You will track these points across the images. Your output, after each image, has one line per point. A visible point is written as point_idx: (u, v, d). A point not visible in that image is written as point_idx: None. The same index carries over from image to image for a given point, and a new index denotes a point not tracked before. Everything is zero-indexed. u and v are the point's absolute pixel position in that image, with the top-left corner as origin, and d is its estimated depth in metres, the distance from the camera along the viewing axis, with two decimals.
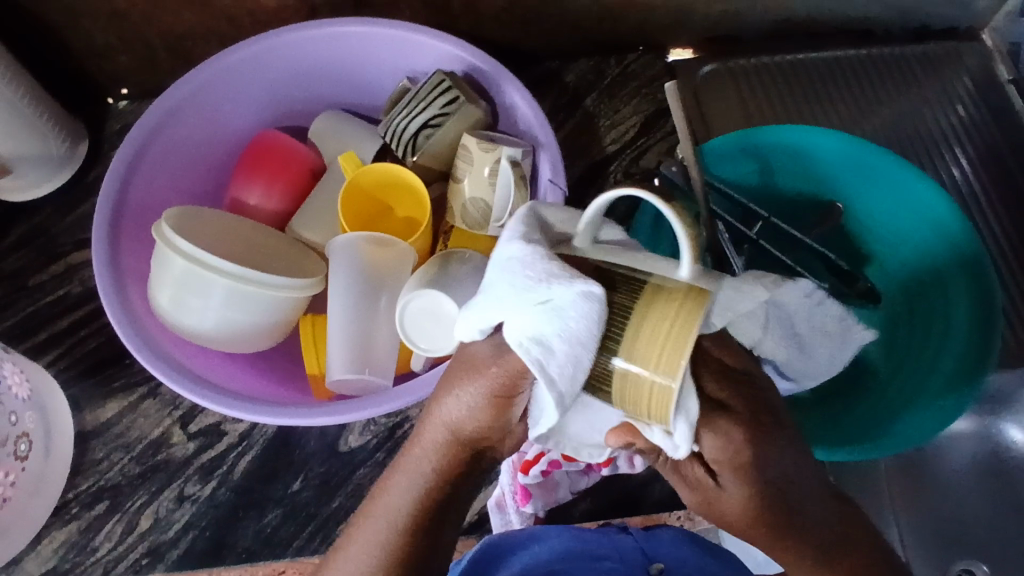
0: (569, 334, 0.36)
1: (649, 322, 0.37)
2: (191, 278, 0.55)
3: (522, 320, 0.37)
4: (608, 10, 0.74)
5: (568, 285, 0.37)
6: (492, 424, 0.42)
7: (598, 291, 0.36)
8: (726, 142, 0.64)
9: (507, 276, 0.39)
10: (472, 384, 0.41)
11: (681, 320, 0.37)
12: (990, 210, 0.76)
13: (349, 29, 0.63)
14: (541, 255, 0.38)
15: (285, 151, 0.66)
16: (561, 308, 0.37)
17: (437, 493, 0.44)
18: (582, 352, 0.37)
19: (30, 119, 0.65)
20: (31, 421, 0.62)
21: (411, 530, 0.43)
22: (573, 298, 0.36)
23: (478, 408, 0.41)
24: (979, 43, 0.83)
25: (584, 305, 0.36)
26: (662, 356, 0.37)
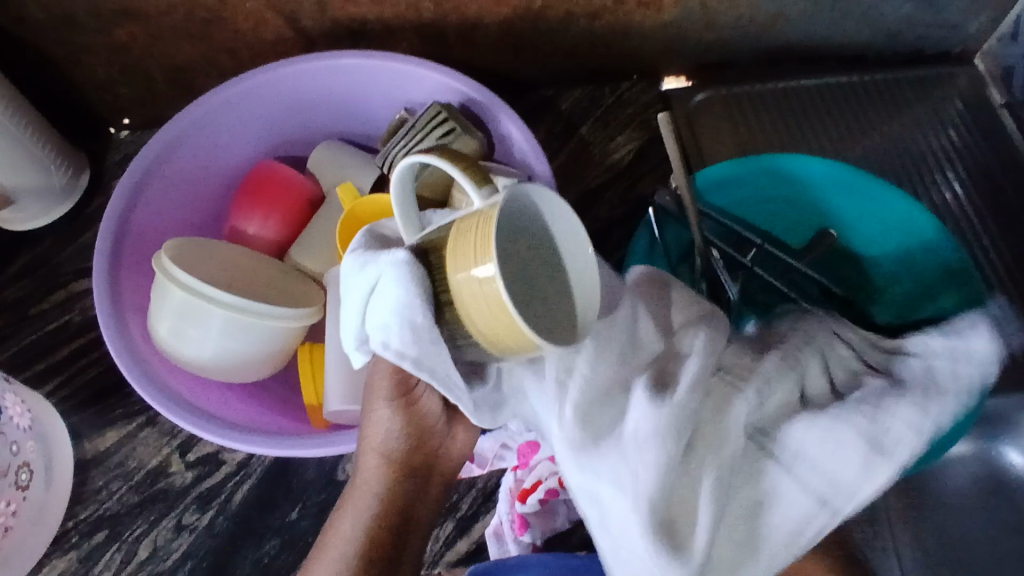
0: (397, 309, 0.42)
1: (458, 242, 0.39)
2: (190, 309, 0.56)
3: (374, 311, 0.43)
4: (601, 39, 0.75)
5: (378, 273, 0.43)
6: (409, 429, 0.48)
7: (402, 254, 0.42)
8: (717, 172, 0.64)
9: (355, 285, 0.45)
10: (380, 394, 0.47)
11: (476, 225, 0.38)
12: (984, 231, 0.77)
13: (346, 61, 0.64)
14: (361, 260, 0.46)
15: (283, 181, 0.66)
16: (383, 293, 0.43)
17: (392, 510, 0.48)
18: (414, 311, 0.41)
19: (33, 151, 0.66)
20: (31, 451, 0.62)
21: (369, 549, 0.47)
22: (385, 278, 0.43)
23: (392, 417, 0.48)
24: (971, 67, 0.83)
25: (396, 274, 0.42)
26: (474, 256, 0.38)
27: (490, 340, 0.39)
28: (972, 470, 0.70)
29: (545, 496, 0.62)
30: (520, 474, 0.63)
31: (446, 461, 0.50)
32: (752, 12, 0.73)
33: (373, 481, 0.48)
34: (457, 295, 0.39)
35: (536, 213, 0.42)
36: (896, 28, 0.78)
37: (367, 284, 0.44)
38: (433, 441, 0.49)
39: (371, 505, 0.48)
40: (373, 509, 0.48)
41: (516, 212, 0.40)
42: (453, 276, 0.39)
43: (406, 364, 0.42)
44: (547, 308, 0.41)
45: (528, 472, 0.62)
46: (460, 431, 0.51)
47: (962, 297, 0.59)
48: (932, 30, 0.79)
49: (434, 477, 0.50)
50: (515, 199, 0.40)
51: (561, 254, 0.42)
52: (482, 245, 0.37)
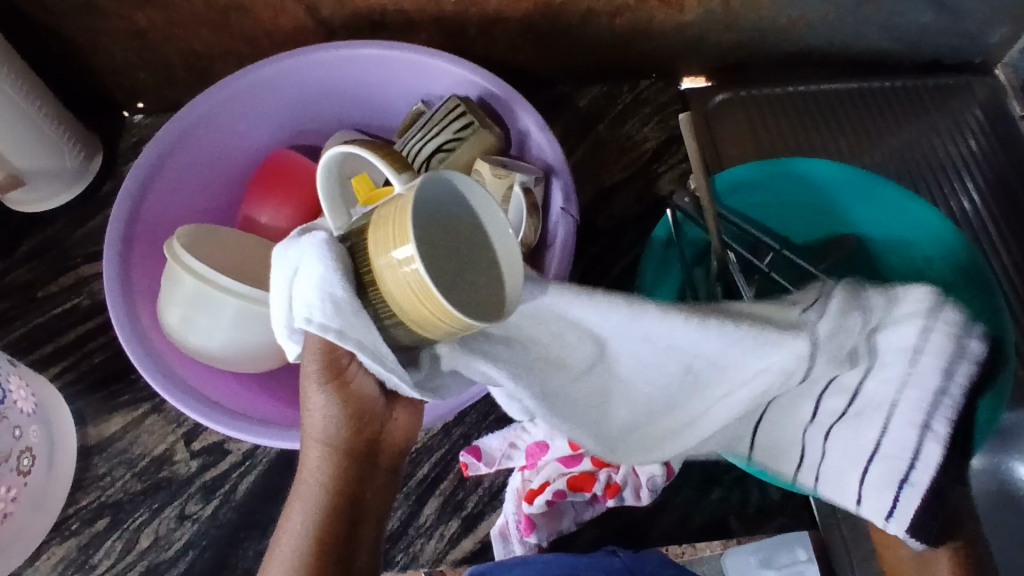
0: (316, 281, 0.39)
1: (378, 227, 0.38)
2: (201, 298, 0.55)
3: (297, 299, 0.40)
4: (623, 37, 0.74)
5: (299, 258, 0.41)
6: (347, 417, 0.42)
7: (321, 236, 0.40)
8: (735, 174, 0.63)
9: (276, 276, 0.42)
10: (309, 373, 0.42)
11: (396, 210, 0.37)
12: (1000, 242, 0.76)
13: (365, 52, 0.63)
14: (281, 249, 0.43)
15: (298, 171, 0.66)
16: (303, 274, 0.40)
17: (335, 506, 0.42)
18: (333, 280, 0.39)
19: (46, 132, 0.65)
20: (35, 436, 0.62)
21: (319, 545, 0.42)
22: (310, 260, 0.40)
23: (329, 401, 0.42)
24: (991, 78, 0.82)
25: (318, 253, 0.40)
26: (392, 239, 0.36)
27: (419, 325, 0.38)
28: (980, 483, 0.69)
29: (553, 498, 0.61)
30: (527, 474, 0.63)
31: (394, 445, 0.44)
32: (774, 15, 0.73)
33: (313, 474, 0.43)
34: (379, 280, 0.38)
35: (459, 194, 0.39)
36: (918, 36, 0.77)
37: (289, 268, 0.41)
38: (377, 427, 0.43)
39: (312, 502, 0.42)
40: (316, 505, 0.42)
41: (441, 200, 0.39)
42: (376, 266, 0.38)
43: (329, 336, 0.39)
44: (473, 283, 0.38)
45: (536, 473, 0.62)
46: (406, 413, 0.45)
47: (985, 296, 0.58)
48: (953, 39, 0.78)
49: (381, 465, 0.44)
50: (443, 186, 0.39)
51: (489, 233, 0.39)
52: (397, 230, 0.36)
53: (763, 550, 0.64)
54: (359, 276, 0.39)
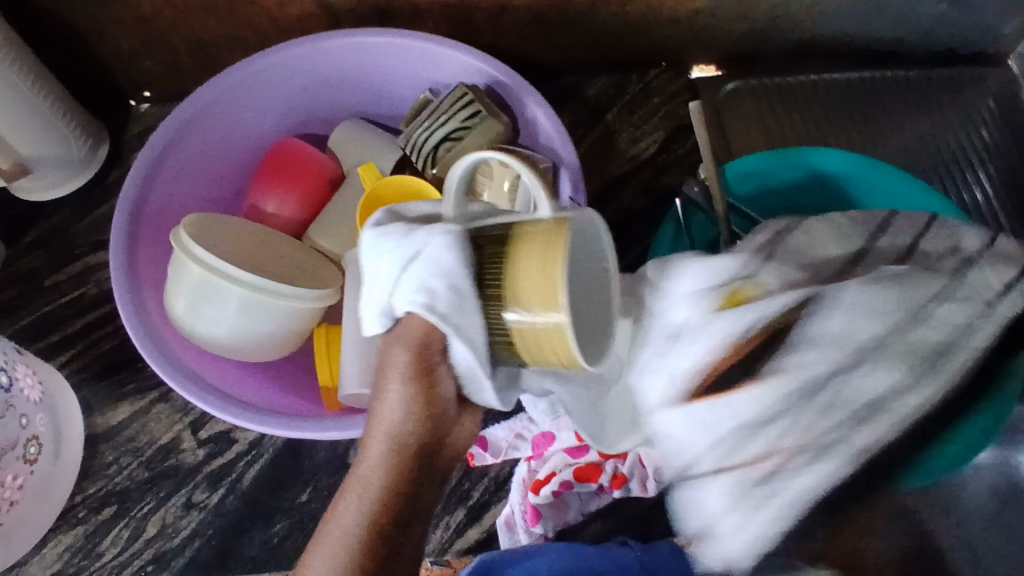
0: (430, 269, 0.42)
1: (521, 261, 0.40)
2: (207, 286, 0.55)
3: (406, 283, 0.43)
4: (632, 26, 0.73)
5: (410, 245, 0.43)
6: (420, 419, 0.43)
7: (448, 227, 0.42)
8: (749, 163, 0.63)
9: (382, 253, 0.44)
10: (393, 368, 0.43)
11: (546, 256, 0.39)
12: (1012, 234, 0.75)
13: (372, 39, 0.63)
14: (384, 233, 0.45)
15: (304, 159, 0.65)
16: (416, 261, 0.42)
17: (389, 505, 0.41)
18: (454, 269, 0.41)
19: (52, 120, 0.65)
20: (41, 424, 0.62)
21: (375, 547, 0.40)
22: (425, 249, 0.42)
23: (410, 400, 0.42)
24: (1004, 68, 0.80)
25: (442, 243, 0.42)
26: (539, 287, 0.39)
27: (534, 357, 0.42)
28: None
29: (559, 489, 0.61)
30: (533, 464, 0.63)
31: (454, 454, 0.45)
32: (785, 4, 0.72)
33: (372, 471, 0.41)
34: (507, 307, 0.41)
35: (597, 242, 0.42)
36: (932, 26, 0.76)
37: (399, 252, 0.43)
38: (445, 436, 0.44)
39: (369, 498, 0.41)
40: (370, 501, 0.41)
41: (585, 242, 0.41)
42: (510, 283, 0.40)
43: (438, 321, 0.41)
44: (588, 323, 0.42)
45: (542, 464, 0.62)
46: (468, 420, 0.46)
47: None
48: (966, 30, 0.77)
49: (437, 478, 0.43)
50: (585, 226, 0.41)
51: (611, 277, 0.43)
52: (546, 280, 0.39)
53: None
54: (478, 277, 0.42)
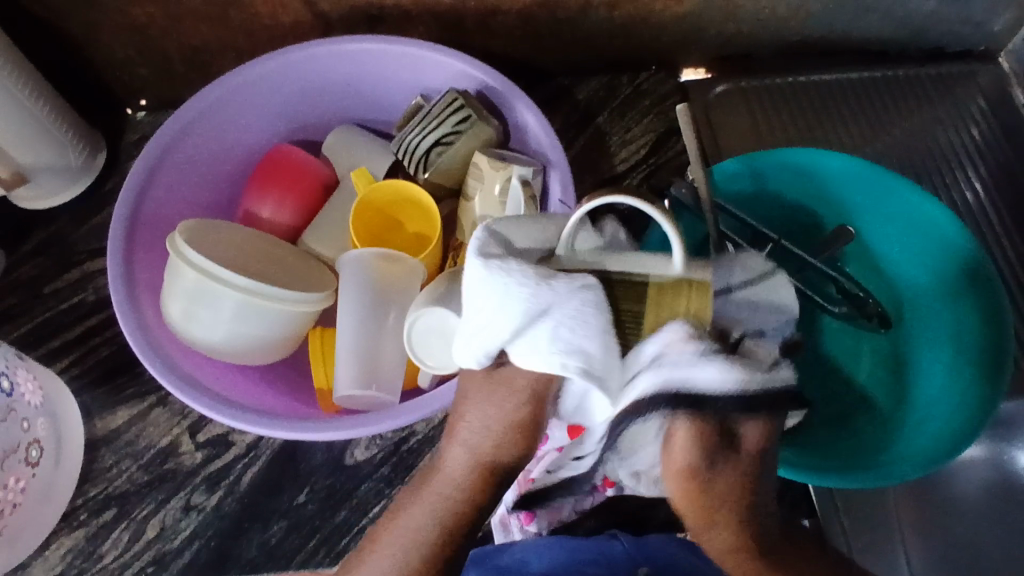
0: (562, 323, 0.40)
1: (664, 304, 0.42)
2: (202, 291, 0.56)
3: (531, 339, 0.41)
4: (620, 28, 0.74)
5: (537, 294, 0.40)
6: (504, 450, 0.44)
7: (592, 282, 0.40)
8: (735, 166, 0.63)
9: (496, 291, 0.41)
10: (493, 400, 0.44)
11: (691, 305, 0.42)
12: (1004, 231, 0.75)
13: (362, 46, 0.64)
14: (495, 272, 0.41)
15: (297, 165, 0.66)
16: (547, 311, 0.40)
17: (461, 516, 0.45)
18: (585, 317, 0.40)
19: (49, 129, 0.66)
20: (42, 428, 0.63)
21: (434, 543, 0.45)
22: (559, 296, 0.40)
23: (494, 432, 0.44)
24: (995, 65, 0.81)
25: (584, 305, 0.40)
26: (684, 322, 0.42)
27: None
28: (982, 474, 0.67)
29: (552, 489, 0.59)
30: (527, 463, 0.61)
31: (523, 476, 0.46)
32: (773, 4, 0.72)
33: (455, 485, 0.45)
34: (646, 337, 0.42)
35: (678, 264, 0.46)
36: (920, 24, 0.77)
37: (521, 300, 0.40)
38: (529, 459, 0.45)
39: (444, 504, 0.45)
40: (449, 508, 0.45)
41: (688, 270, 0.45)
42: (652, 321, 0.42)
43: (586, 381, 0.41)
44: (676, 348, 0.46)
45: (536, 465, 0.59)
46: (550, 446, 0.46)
47: (971, 283, 0.59)
48: (956, 26, 0.77)
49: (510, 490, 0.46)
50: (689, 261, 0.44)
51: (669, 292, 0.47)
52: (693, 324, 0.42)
53: None
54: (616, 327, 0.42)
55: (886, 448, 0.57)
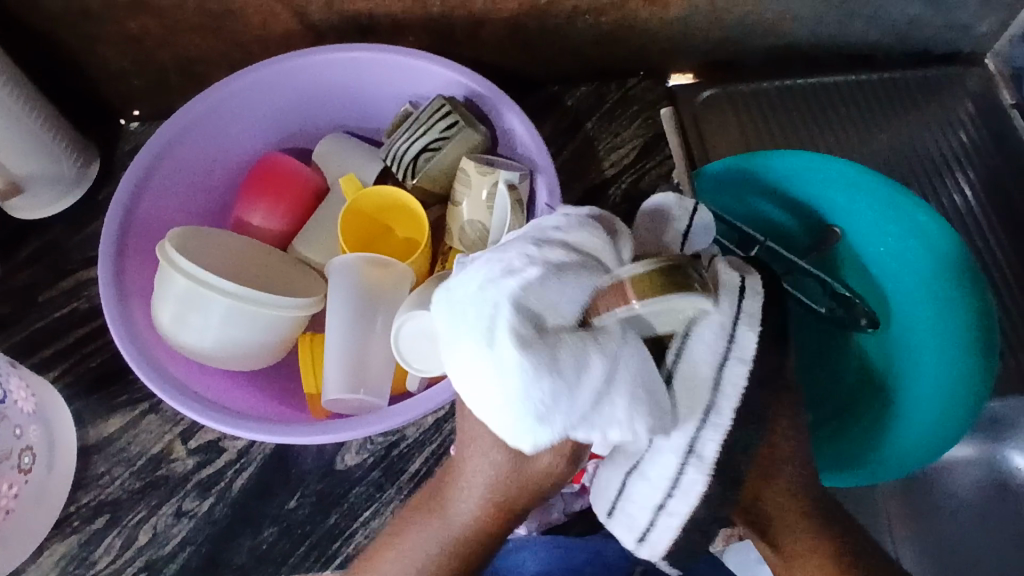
0: (630, 403, 0.39)
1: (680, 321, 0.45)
2: (192, 296, 0.56)
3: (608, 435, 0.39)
4: (607, 35, 0.75)
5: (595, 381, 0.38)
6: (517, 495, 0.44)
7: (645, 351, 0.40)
8: (716, 169, 0.65)
9: (541, 400, 0.37)
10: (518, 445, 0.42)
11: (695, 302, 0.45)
12: (991, 232, 0.76)
13: (351, 54, 0.65)
14: (545, 361, 0.37)
15: (287, 173, 0.67)
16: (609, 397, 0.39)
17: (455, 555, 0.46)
18: (654, 375, 0.40)
19: (43, 139, 0.67)
20: (35, 435, 0.63)
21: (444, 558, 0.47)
22: (621, 374, 0.39)
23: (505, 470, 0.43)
24: (982, 68, 0.82)
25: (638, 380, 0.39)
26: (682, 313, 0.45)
27: None
28: (975, 472, 0.68)
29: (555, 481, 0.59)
30: None
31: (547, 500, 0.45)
32: (759, 10, 0.73)
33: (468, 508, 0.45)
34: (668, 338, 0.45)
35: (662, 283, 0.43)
36: (906, 27, 0.77)
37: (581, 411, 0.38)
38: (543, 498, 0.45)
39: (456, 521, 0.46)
40: (449, 545, 0.46)
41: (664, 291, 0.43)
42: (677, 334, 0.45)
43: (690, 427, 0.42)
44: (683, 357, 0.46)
45: None
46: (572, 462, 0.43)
47: (955, 280, 0.59)
48: (942, 30, 0.78)
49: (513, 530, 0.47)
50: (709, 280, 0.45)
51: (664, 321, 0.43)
52: None
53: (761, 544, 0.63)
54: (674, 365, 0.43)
55: (866, 452, 0.59)
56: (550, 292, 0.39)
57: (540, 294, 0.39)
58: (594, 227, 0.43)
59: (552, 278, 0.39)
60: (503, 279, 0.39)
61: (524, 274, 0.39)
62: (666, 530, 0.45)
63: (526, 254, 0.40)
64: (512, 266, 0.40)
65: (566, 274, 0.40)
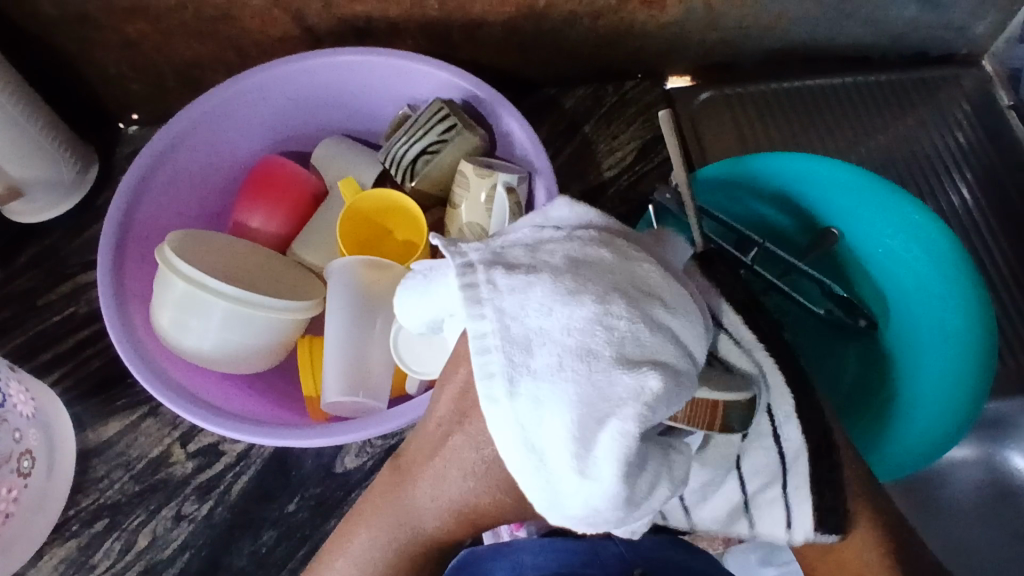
0: (661, 506, 0.37)
1: None
2: (191, 300, 0.56)
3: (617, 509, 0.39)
4: (604, 38, 0.75)
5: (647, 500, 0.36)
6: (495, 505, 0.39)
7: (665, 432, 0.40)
8: (711, 171, 0.65)
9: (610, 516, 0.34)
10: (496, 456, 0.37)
11: None
12: (989, 232, 0.76)
13: (349, 58, 0.65)
14: (636, 491, 0.34)
15: (284, 176, 0.67)
16: (654, 507, 0.36)
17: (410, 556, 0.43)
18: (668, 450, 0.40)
19: (42, 143, 0.67)
20: (35, 439, 0.63)
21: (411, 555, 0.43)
22: (671, 487, 0.37)
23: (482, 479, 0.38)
24: (979, 69, 0.83)
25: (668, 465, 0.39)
26: None
27: None
28: (974, 473, 0.69)
29: None
30: None
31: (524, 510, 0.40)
32: (756, 12, 0.73)
33: (440, 510, 0.41)
34: None
35: None
36: (902, 29, 0.78)
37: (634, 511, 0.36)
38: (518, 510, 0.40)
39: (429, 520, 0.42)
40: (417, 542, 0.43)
41: None
42: None
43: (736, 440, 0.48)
44: None
45: None
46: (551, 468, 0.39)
47: (951, 275, 0.60)
48: (939, 31, 0.78)
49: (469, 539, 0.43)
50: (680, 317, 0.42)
51: None
52: None
53: (761, 548, 0.64)
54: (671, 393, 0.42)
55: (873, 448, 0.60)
56: (655, 408, 0.34)
57: (650, 414, 0.34)
58: (691, 311, 0.38)
59: (662, 390, 0.34)
60: (618, 380, 0.33)
61: (647, 386, 0.34)
62: (800, 501, 0.47)
63: (639, 343, 0.34)
64: (630, 360, 0.34)
65: (671, 382, 0.35)
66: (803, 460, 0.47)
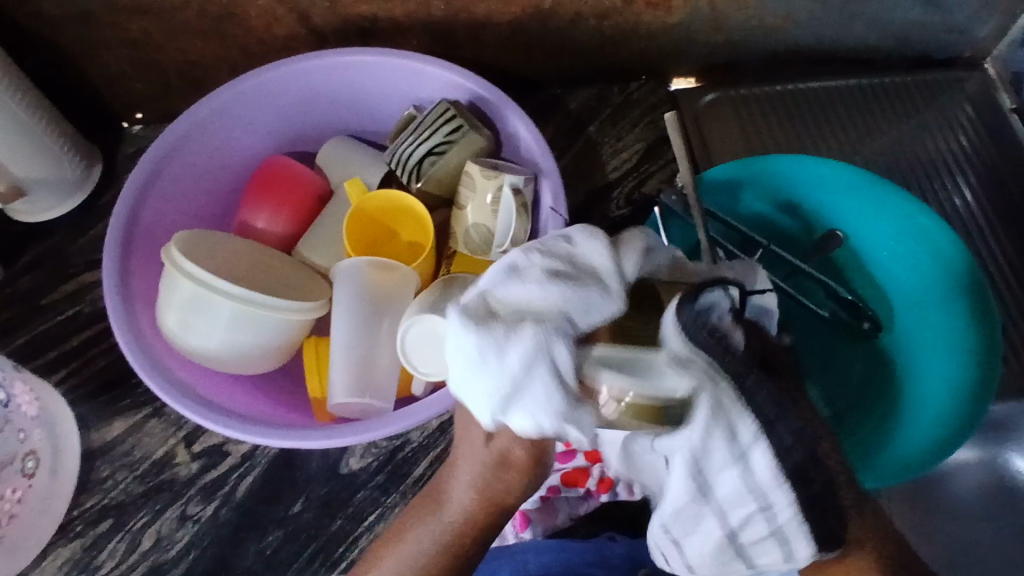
0: (545, 397, 0.39)
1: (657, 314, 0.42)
2: (197, 300, 0.56)
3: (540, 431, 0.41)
4: (609, 39, 0.75)
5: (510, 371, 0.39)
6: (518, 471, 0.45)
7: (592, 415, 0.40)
8: (717, 172, 0.65)
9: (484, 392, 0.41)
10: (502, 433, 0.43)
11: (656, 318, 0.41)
12: (992, 235, 0.76)
13: (355, 58, 0.65)
14: (487, 353, 0.40)
15: (290, 176, 0.67)
16: (533, 383, 0.39)
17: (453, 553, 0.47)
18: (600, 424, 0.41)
19: (46, 142, 0.67)
20: (39, 439, 0.63)
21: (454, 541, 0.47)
22: (545, 360, 0.39)
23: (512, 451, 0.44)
24: (981, 72, 0.83)
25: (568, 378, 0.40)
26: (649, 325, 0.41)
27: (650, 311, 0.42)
28: (978, 475, 0.69)
29: (548, 493, 0.63)
30: None
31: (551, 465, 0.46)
32: (759, 14, 0.74)
33: (475, 486, 0.46)
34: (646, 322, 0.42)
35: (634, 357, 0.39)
36: (905, 32, 0.78)
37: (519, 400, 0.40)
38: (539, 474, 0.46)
39: (468, 502, 0.46)
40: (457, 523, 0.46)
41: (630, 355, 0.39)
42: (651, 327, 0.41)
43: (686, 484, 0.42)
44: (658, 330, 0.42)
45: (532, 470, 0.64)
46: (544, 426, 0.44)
47: (949, 279, 0.61)
48: (941, 34, 0.79)
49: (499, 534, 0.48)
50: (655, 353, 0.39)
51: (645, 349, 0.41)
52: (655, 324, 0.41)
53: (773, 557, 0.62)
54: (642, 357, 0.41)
55: (884, 448, 0.59)
56: (518, 295, 0.41)
57: (504, 294, 0.42)
58: (597, 237, 0.44)
59: (522, 280, 0.41)
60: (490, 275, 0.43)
61: (509, 276, 0.42)
62: (797, 533, 0.43)
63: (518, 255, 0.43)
64: (513, 266, 0.43)
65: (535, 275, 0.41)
66: (785, 492, 0.41)
